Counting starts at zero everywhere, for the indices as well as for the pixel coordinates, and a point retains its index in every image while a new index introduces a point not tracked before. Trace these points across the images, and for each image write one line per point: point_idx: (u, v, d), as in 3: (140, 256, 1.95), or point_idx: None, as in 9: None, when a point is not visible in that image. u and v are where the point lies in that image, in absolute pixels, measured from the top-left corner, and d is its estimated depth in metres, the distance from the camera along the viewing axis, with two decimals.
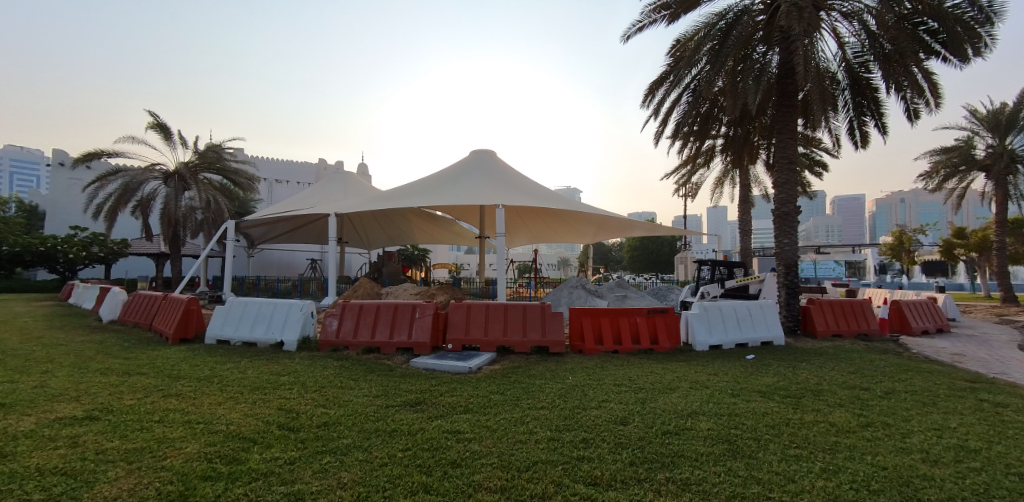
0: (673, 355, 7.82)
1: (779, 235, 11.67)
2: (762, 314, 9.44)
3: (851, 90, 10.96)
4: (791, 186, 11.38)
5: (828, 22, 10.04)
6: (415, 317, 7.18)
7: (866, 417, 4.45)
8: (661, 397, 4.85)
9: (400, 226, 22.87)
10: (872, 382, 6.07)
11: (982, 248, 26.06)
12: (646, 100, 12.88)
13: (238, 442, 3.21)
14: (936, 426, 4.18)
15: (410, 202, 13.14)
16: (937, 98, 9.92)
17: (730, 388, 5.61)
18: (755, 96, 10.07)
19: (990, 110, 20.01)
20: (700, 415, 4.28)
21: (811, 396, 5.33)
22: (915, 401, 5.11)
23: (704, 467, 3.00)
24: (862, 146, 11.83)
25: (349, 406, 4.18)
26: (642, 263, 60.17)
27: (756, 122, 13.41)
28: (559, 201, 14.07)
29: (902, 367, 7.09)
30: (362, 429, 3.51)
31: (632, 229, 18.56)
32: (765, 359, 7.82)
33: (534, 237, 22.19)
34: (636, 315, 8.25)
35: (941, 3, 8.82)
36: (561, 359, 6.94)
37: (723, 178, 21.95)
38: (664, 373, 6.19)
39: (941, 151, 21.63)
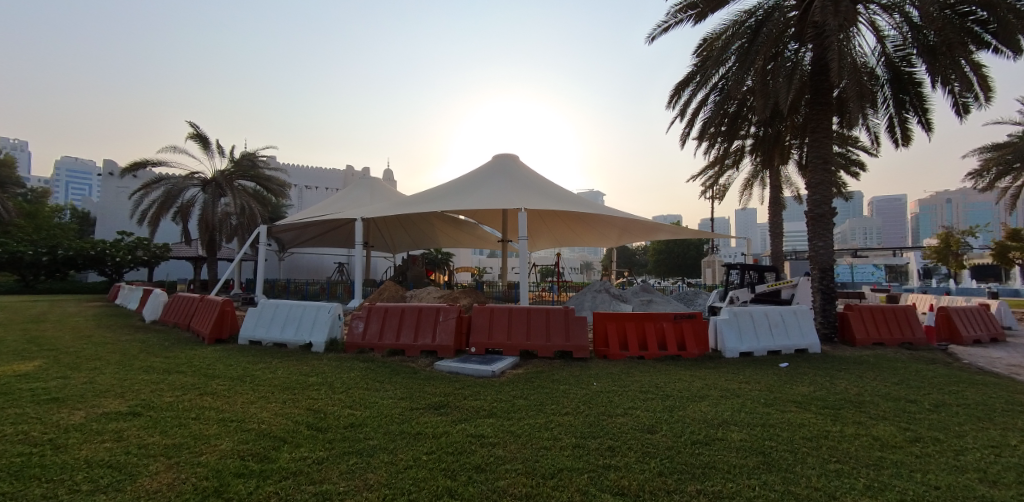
0: (702, 362, 7.59)
1: (813, 238, 11.21)
2: (797, 320, 9.07)
3: (892, 86, 10.47)
4: (826, 186, 10.93)
5: (866, 15, 9.62)
6: (440, 320, 7.24)
7: (913, 431, 4.19)
8: (690, 405, 4.71)
9: (425, 229, 23.12)
10: (919, 394, 5.72)
11: None
12: (672, 101, 12.65)
13: (269, 441, 3.28)
14: (992, 443, 3.90)
15: (433, 206, 13.21)
16: (987, 92, 9.36)
17: (763, 397, 5.39)
18: (788, 95, 9.71)
19: None
20: (732, 425, 4.12)
21: (851, 407, 5.07)
22: (968, 416, 4.78)
23: (738, 480, 2.88)
24: (904, 144, 11.28)
25: (375, 408, 4.23)
26: (668, 266, 59.00)
27: (787, 121, 12.98)
28: (584, 204, 13.93)
29: (953, 379, 6.66)
30: (387, 431, 3.54)
31: (659, 233, 18.20)
32: (801, 367, 7.50)
33: (559, 240, 22.02)
34: (663, 320, 8.06)
35: None
36: (586, 364, 6.85)
37: (752, 180, 21.31)
38: (692, 380, 6.02)
39: (993, 148, 20.37)
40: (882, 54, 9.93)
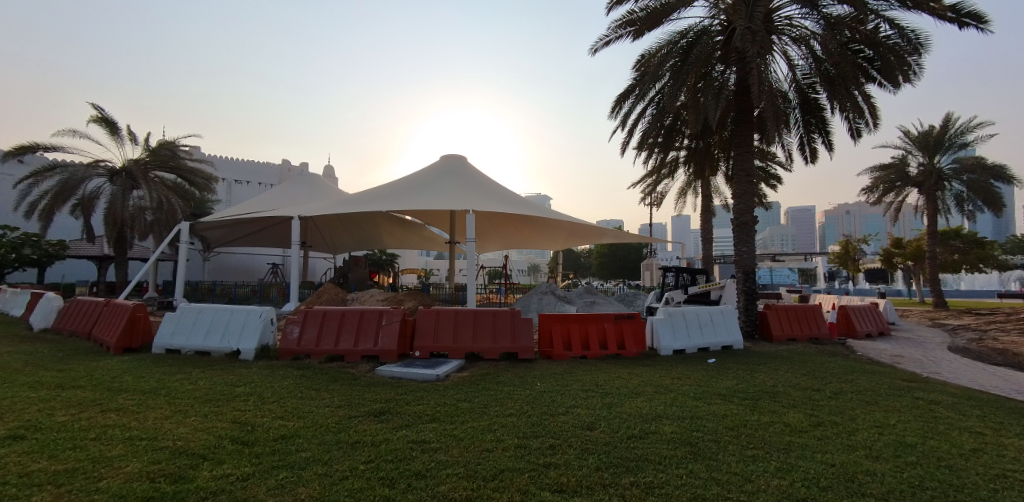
0: (641, 360, 7.96)
1: (738, 243, 12.15)
2: (724, 319, 9.80)
3: (802, 109, 11.61)
4: (749, 197, 11.90)
5: (779, 45, 10.62)
6: (383, 323, 7.02)
7: (817, 417, 4.68)
8: (627, 401, 4.94)
9: (367, 230, 22.31)
10: (823, 383, 6.40)
11: (917, 258, 28.21)
12: (613, 112, 13.19)
13: (185, 459, 3.02)
14: (878, 424, 4.46)
15: (379, 206, 12.79)
16: (876, 119, 10.64)
17: (693, 391, 5.77)
18: (717, 112, 10.46)
19: (922, 131, 21.85)
20: (664, 418, 4.37)
21: (768, 397, 5.56)
22: (860, 400, 5.43)
23: (668, 470, 3.07)
24: (812, 161, 12.53)
25: (310, 418, 4.03)
26: (611, 269, 61.38)
27: (716, 136, 13.99)
28: (530, 208, 14.13)
29: (850, 369, 7.52)
30: (322, 441, 3.38)
31: (602, 237, 18.86)
32: (726, 362, 8.09)
33: (505, 243, 22.16)
34: (605, 320, 8.39)
35: (877, 33, 9.52)
36: (531, 365, 6.96)
37: (686, 189, 22.74)
38: (629, 378, 6.32)
39: (880, 168, 23.27)
40: (793, 80, 11.00)
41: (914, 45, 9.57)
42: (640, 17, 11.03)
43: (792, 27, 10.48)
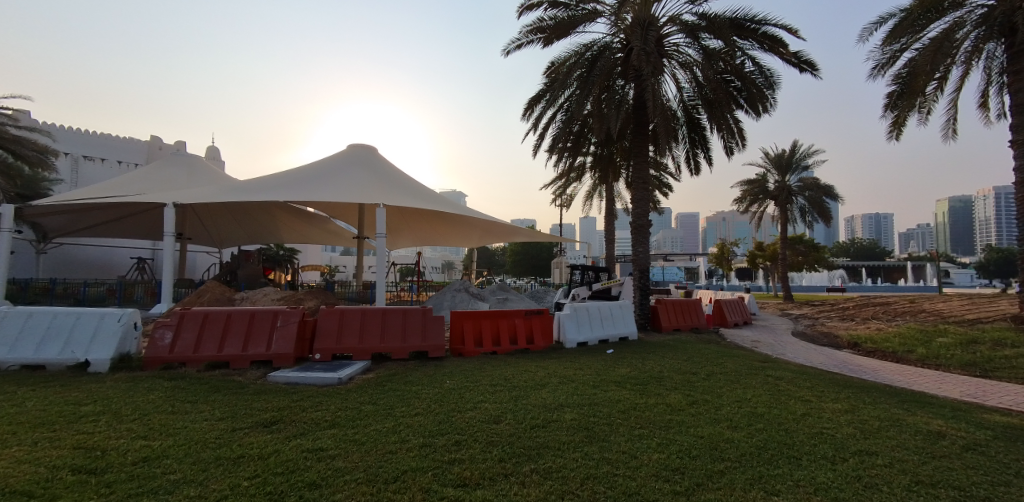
0: (547, 353, 8.39)
1: (636, 244, 13.30)
2: (621, 312, 10.70)
3: (688, 127, 13.06)
4: (645, 202, 13.07)
5: (669, 68, 11.84)
6: (278, 325, 6.52)
7: (692, 396, 5.38)
8: (532, 393, 5.20)
9: (261, 221, 20.28)
10: (699, 367, 7.34)
11: (774, 258, 33.39)
12: (525, 114, 13.61)
13: (7, 497, 2.55)
14: (738, 399, 5.27)
15: (277, 196, 11.69)
16: (744, 141, 12.37)
17: (592, 380, 6.25)
18: (619, 123, 11.31)
19: (777, 154, 25.84)
20: (565, 407, 4.70)
21: (654, 382, 6.24)
22: (726, 380, 6.34)
23: (566, 454, 3.32)
24: (696, 173, 14.15)
25: (183, 434, 3.63)
26: (524, 267, 63.05)
27: (617, 145, 15.15)
28: (443, 204, 13.97)
29: (721, 354, 8.70)
30: (198, 460, 3.08)
31: (514, 236, 19.36)
32: (622, 352, 8.86)
33: (418, 239, 21.69)
34: (515, 317, 8.66)
35: (743, 68, 11.08)
36: (440, 363, 6.96)
37: (593, 192, 24.26)
38: (536, 371, 6.63)
39: (747, 183, 27.07)
40: (681, 100, 12.35)
41: (770, 80, 11.32)
42: (549, 26, 11.53)
43: (679, 53, 11.74)
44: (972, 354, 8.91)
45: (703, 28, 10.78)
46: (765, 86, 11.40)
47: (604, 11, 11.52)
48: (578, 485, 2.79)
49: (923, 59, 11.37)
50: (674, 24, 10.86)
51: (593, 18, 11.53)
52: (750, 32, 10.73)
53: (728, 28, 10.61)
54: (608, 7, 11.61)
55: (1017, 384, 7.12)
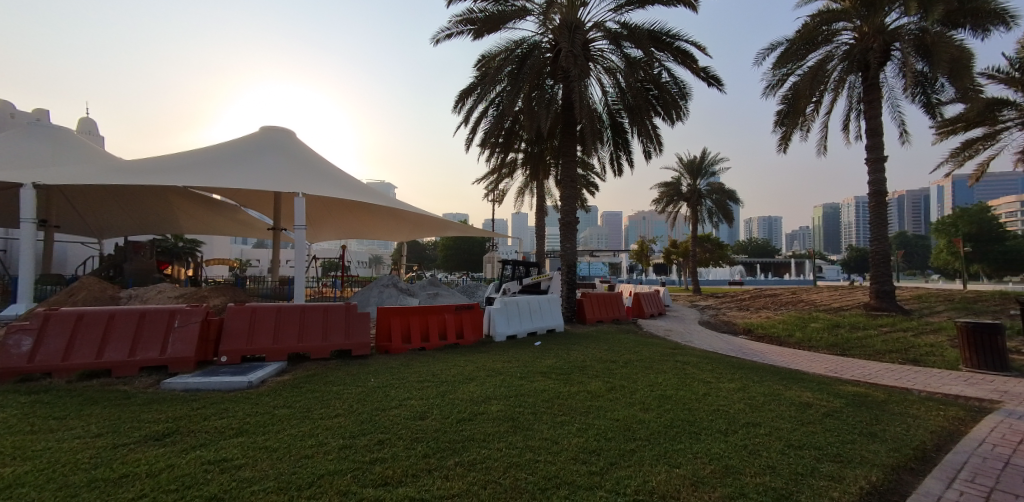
0: (476, 347, 8.46)
1: (564, 240, 13.74)
2: (549, 306, 11.06)
3: (612, 130, 13.75)
4: (573, 200, 13.56)
5: (595, 72, 12.38)
6: (175, 326, 5.89)
7: (610, 383, 5.75)
8: (460, 387, 5.22)
9: (155, 209, 18.04)
10: (618, 355, 7.83)
11: (685, 255, 36.45)
12: (456, 107, 13.47)
13: None
14: (650, 383, 5.73)
15: (176, 180, 10.45)
16: (660, 145, 13.29)
17: (520, 372, 6.42)
18: (548, 122, 11.60)
19: (690, 160, 28.16)
20: (492, 399, 4.78)
21: (577, 371, 6.56)
22: (642, 366, 6.85)
23: (490, 445, 3.39)
24: (620, 174, 14.95)
25: (49, 457, 3.16)
26: (455, 262, 62.58)
27: (547, 143, 15.55)
28: (371, 195, 13.42)
29: (638, 343, 9.35)
30: (70, 483, 2.71)
31: (445, 230, 19.15)
32: (549, 344, 9.19)
33: (342, 232, 20.64)
34: (445, 312, 8.63)
35: (660, 78, 11.91)
36: (365, 361, 6.73)
37: (524, 189, 24.68)
38: (465, 365, 6.66)
39: (664, 185, 29.19)
40: (605, 104, 12.97)
41: (684, 91, 12.27)
42: (479, 18, 11.51)
43: (604, 58, 12.30)
44: (838, 336, 10.47)
45: (624, 36, 11.40)
46: (679, 96, 12.35)
47: (532, 10, 11.72)
48: (501, 474, 2.87)
49: (804, 84, 13.06)
50: (598, 30, 11.35)
51: (522, 16, 11.69)
52: (666, 45, 11.54)
53: (647, 39, 11.34)
54: (536, 6, 11.84)
55: (867, 359, 8.53)
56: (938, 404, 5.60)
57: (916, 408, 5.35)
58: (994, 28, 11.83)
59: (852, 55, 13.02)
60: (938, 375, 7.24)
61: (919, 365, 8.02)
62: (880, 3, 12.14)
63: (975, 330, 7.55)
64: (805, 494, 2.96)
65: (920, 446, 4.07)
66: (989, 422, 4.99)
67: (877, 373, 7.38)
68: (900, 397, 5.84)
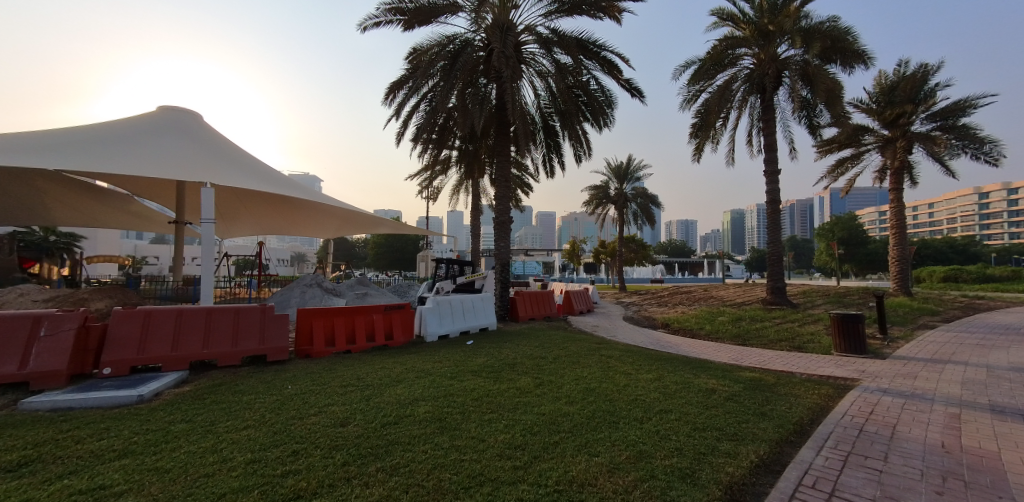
0: (406, 348, 8.23)
1: (498, 238, 13.80)
2: (482, 304, 11.08)
3: (545, 132, 14.08)
4: (506, 199, 13.68)
5: (527, 75, 12.60)
6: (41, 335, 5.07)
7: (538, 378, 5.89)
8: (387, 390, 5.05)
9: (19, 197, 15.37)
10: (548, 352, 8.04)
11: (612, 255, 38.33)
12: (386, 99, 13.01)
13: None
14: (576, 377, 5.95)
15: (49, 161, 9.01)
16: (589, 150, 13.83)
17: (450, 371, 6.35)
18: (481, 120, 11.57)
19: (617, 165, 29.66)
20: (420, 401, 4.68)
21: (507, 368, 6.63)
22: (569, 361, 7.09)
23: (415, 448, 3.33)
24: (552, 176, 15.35)
25: None
26: (387, 260, 60.40)
27: (482, 142, 15.53)
28: (293, 188, 12.52)
29: (567, 339, 9.68)
30: None
31: (376, 228, 18.48)
32: (481, 343, 9.20)
33: (260, 227, 19.10)
34: (373, 312, 8.31)
35: (588, 85, 12.39)
36: (282, 366, 6.27)
37: (459, 186, 24.46)
38: (393, 367, 6.46)
39: (593, 188, 30.46)
40: (537, 106, 13.23)
41: (610, 99, 12.87)
42: (409, 9, 11.22)
43: (536, 61, 12.54)
44: (741, 327, 11.61)
45: (555, 42, 11.73)
46: (606, 104, 12.93)
47: (464, 6, 11.62)
48: (424, 476, 2.83)
49: (714, 100, 14.30)
50: (530, 33, 11.56)
51: (454, 11, 11.56)
52: (593, 54, 12.03)
53: (576, 47, 11.74)
54: (468, 2, 11.77)
55: (763, 348, 9.56)
56: (815, 384, 6.42)
57: (798, 388, 6.09)
58: (860, 65, 13.71)
59: (752, 77, 14.48)
60: (816, 360, 8.30)
61: (801, 351, 9.15)
62: (774, 34, 13.69)
63: (844, 320, 8.78)
64: (706, 471, 3.26)
65: (799, 422, 4.66)
66: (852, 397, 5.82)
67: (770, 359, 8.29)
68: (787, 380, 6.62)
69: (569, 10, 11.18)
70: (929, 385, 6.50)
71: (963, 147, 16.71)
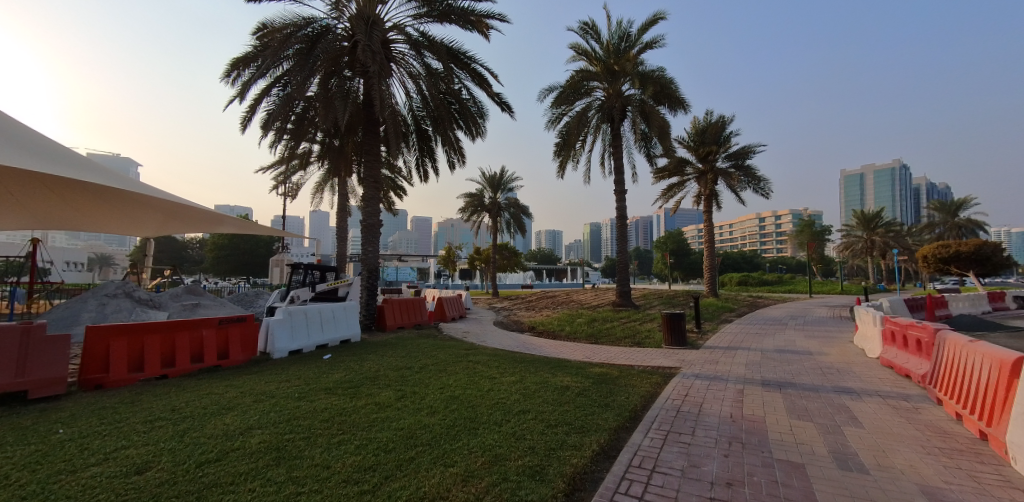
0: (245, 368, 7.14)
1: (365, 242, 12.96)
2: (344, 314, 10.25)
3: (417, 135, 13.80)
4: (376, 201, 12.95)
5: (398, 76, 12.20)
6: None
7: (401, 391, 5.64)
8: (211, 421, 4.27)
9: None
10: (413, 361, 7.80)
11: (486, 261, 39.30)
12: (227, 77, 11.24)
13: None
14: (441, 386, 5.86)
15: None
16: (463, 157, 13.96)
17: (298, 391, 5.68)
18: (344, 115, 10.77)
19: (492, 175, 30.64)
20: (254, 429, 4.06)
21: (367, 383, 6.20)
22: (435, 370, 6.97)
23: (239, 488, 2.85)
24: (425, 181, 15.12)
25: None
26: (231, 264, 52.14)
27: (348, 138, 14.52)
28: (93, 171, 9.98)
29: (435, 346, 9.54)
30: None
31: (217, 228, 15.89)
32: (339, 356, 8.48)
33: (41, 221, 14.87)
34: (202, 327, 7.02)
35: (460, 93, 12.49)
36: (55, 404, 4.86)
37: (322, 185, 22.48)
38: (224, 391, 5.52)
39: (468, 196, 30.90)
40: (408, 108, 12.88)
41: (481, 110, 13.18)
42: None
43: (406, 62, 12.20)
44: (595, 328, 12.90)
45: (425, 46, 11.59)
46: (479, 114, 13.19)
47: None
48: None
49: (573, 125, 15.79)
50: (399, 33, 11.22)
51: None
52: (464, 64, 12.18)
53: (446, 54, 11.75)
54: None
55: (611, 345, 10.73)
56: (648, 374, 7.40)
57: (634, 379, 6.95)
58: (681, 110, 16.40)
59: (603, 109, 16.26)
60: (650, 353, 9.63)
61: (640, 346, 10.54)
62: (618, 74, 15.74)
63: (671, 318, 10.36)
64: (553, 466, 3.47)
65: (633, 408, 5.30)
66: (673, 383, 6.87)
67: (616, 355, 9.33)
68: (627, 372, 7.49)
69: (438, 16, 11.16)
70: (726, 368, 8.04)
71: (749, 183, 21.30)
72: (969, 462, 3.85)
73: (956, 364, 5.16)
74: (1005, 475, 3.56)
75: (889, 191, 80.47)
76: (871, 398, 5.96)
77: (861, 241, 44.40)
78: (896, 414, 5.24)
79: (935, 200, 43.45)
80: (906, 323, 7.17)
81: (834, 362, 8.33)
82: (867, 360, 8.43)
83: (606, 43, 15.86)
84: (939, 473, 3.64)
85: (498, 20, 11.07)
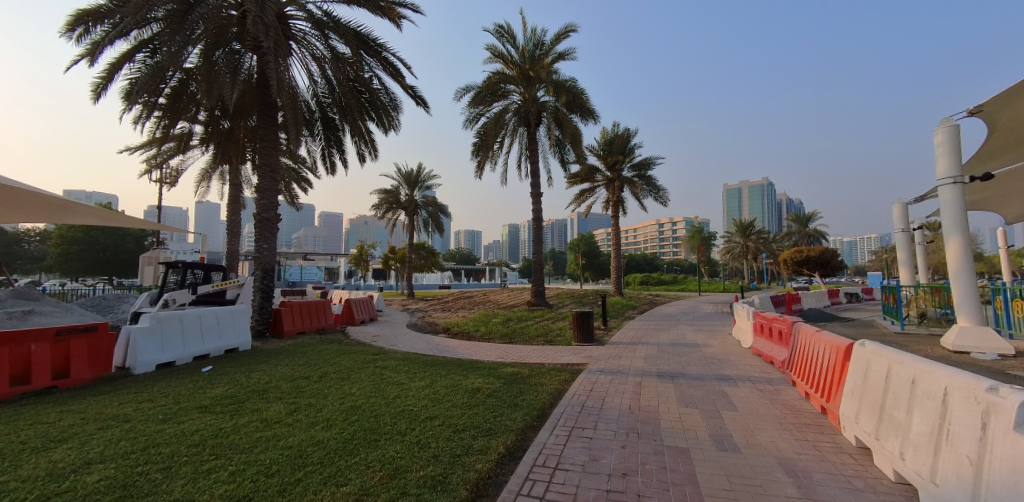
0: (95, 388, 5.98)
1: (259, 239, 11.51)
2: (230, 320, 9.09)
3: (323, 123, 12.81)
4: (273, 193, 11.73)
5: (298, 56, 11.19)
6: None
7: (294, 404, 5.11)
8: (33, 459, 3.45)
9: None
10: (312, 370, 7.16)
11: (401, 260, 37.87)
12: (72, 32, 9.37)
13: None
14: (342, 396, 5.42)
15: None
16: (375, 150, 13.27)
17: (163, 412, 4.87)
18: (232, 93, 9.59)
19: (408, 172, 29.66)
20: (96, 464, 3.38)
21: (254, 397, 5.52)
22: (337, 378, 6.46)
23: None
24: (333, 173, 14.10)
25: None
26: (87, 262, 43.87)
27: (240, 121, 13.03)
28: None
29: (338, 352, 8.89)
30: None
31: (67, 217, 13.31)
32: (222, 367, 7.48)
33: None
34: (31, 341, 5.72)
35: (370, 83, 11.81)
36: None
37: (209, 172, 19.92)
38: (59, 419, 4.54)
39: (383, 192, 29.58)
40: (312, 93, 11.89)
41: (394, 102, 12.60)
42: None
43: (309, 42, 11.23)
44: (510, 327, 13.02)
45: (330, 27, 10.77)
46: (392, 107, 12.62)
47: None
48: None
49: (490, 126, 15.86)
50: (298, 8, 10.27)
51: None
52: (373, 51, 11.54)
53: (354, 39, 11.02)
54: None
55: (524, 344, 10.88)
56: (557, 372, 7.61)
57: (544, 377, 7.10)
58: (591, 120, 17.25)
59: (519, 112, 16.53)
60: (561, 350, 9.95)
61: (552, 344, 10.83)
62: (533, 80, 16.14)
63: (581, 316, 10.77)
64: (456, 473, 3.35)
65: (540, 407, 5.38)
66: (580, 379, 7.14)
67: (528, 353, 9.50)
68: (538, 370, 7.63)
69: None
70: (627, 362, 8.57)
71: (650, 191, 23.12)
72: (814, 434, 4.50)
73: (807, 352, 6.02)
74: (838, 442, 4.22)
75: (760, 204, 93.09)
76: (744, 383, 6.74)
77: (740, 246, 50.71)
78: (762, 397, 5.98)
79: (792, 213, 51.10)
80: (772, 317, 8.23)
81: (717, 353, 9.31)
82: (742, 349, 9.58)
83: (522, 48, 16.17)
84: (791, 446, 4.19)
85: (410, 9, 10.65)
